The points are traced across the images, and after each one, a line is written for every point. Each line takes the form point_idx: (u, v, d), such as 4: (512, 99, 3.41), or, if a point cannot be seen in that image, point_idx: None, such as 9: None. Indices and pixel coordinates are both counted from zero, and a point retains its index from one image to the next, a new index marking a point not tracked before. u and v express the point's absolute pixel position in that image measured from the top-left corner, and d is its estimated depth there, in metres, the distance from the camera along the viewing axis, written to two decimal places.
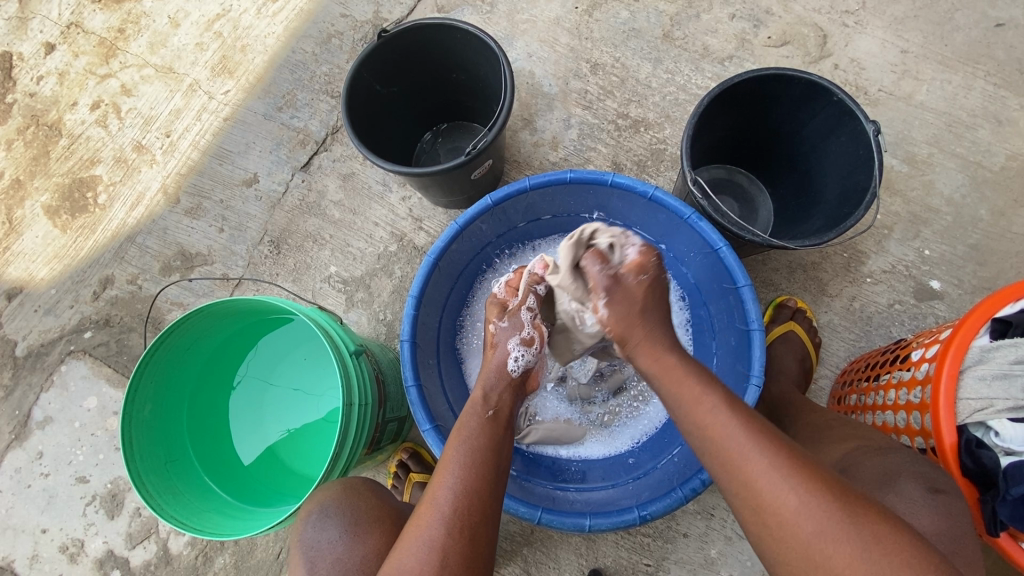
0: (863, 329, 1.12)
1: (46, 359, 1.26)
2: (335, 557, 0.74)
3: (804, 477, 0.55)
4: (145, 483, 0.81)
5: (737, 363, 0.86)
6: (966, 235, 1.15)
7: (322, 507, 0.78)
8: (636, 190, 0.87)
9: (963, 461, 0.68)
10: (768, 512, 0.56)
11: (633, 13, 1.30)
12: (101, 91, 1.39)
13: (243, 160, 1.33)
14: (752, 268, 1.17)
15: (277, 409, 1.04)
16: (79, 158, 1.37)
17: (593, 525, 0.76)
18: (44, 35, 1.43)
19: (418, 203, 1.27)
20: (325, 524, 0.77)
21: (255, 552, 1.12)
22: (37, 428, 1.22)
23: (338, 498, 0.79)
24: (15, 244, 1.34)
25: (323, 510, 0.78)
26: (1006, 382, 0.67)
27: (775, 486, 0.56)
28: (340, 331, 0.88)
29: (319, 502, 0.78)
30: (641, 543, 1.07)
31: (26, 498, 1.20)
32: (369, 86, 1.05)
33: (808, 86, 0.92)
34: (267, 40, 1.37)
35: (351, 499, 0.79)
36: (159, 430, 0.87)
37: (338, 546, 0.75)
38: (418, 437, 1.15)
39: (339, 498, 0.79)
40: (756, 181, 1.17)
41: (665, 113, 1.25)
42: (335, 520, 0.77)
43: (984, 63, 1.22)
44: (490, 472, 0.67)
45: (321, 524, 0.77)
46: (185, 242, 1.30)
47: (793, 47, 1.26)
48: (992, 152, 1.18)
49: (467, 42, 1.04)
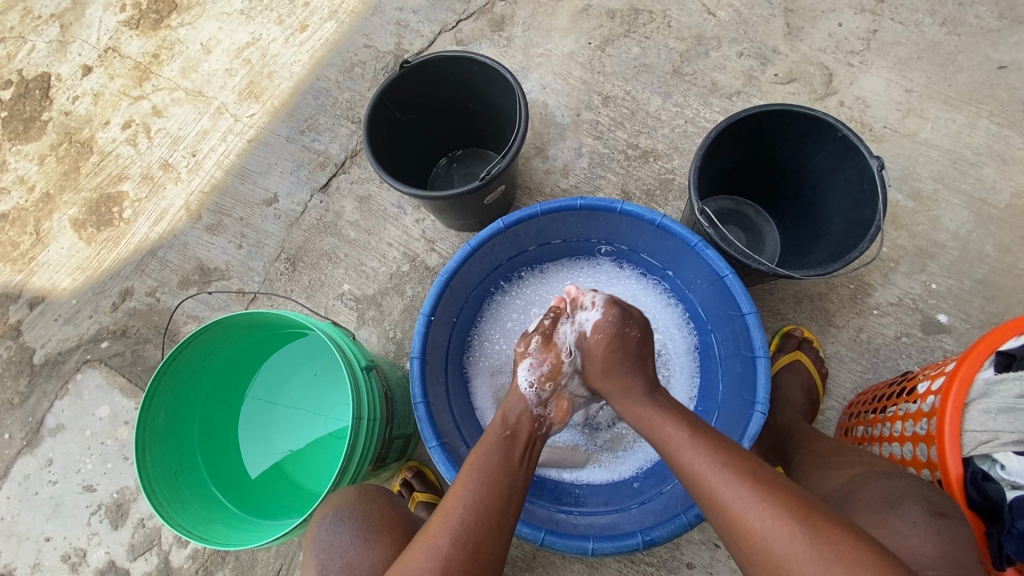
0: (870, 360, 1.12)
1: (63, 367, 1.28)
2: (344, 562, 0.75)
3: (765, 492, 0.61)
4: (155, 490, 0.81)
5: (740, 390, 0.86)
6: (973, 270, 1.16)
7: (337, 511, 0.78)
8: (644, 217, 0.89)
9: (969, 494, 0.67)
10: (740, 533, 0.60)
11: (644, 50, 1.35)
12: (133, 111, 1.46)
13: (265, 180, 1.37)
14: (758, 297, 1.18)
15: (285, 423, 1.06)
16: (108, 174, 1.42)
17: (596, 549, 0.76)
18: (82, 58, 1.51)
19: (431, 225, 1.30)
20: (338, 527, 0.77)
21: (255, 568, 1.11)
22: (49, 436, 1.24)
23: (353, 502, 0.79)
24: (41, 255, 1.39)
25: (337, 515, 0.78)
26: (1012, 416, 0.66)
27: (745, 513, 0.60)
28: (353, 347, 0.90)
29: (334, 505, 0.79)
30: (644, 573, 1.05)
31: (33, 506, 1.21)
32: (390, 113, 1.09)
33: (812, 122, 0.95)
34: (294, 67, 1.44)
35: (364, 504, 0.79)
36: (171, 439, 0.88)
37: (350, 551, 0.75)
38: (424, 456, 1.15)
39: (354, 502, 0.79)
40: (763, 212, 1.19)
41: (673, 144, 1.29)
42: (348, 524, 0.77)
43: (988, 103, 1.25)
44: (503, 488, 0.69)
45: (335, 528, 0.77)
46: (204, 257, 1.34)
47: (800, 84, 1.30)
48: (997, 190, 1.20)
49: (484, 74, 1.09)
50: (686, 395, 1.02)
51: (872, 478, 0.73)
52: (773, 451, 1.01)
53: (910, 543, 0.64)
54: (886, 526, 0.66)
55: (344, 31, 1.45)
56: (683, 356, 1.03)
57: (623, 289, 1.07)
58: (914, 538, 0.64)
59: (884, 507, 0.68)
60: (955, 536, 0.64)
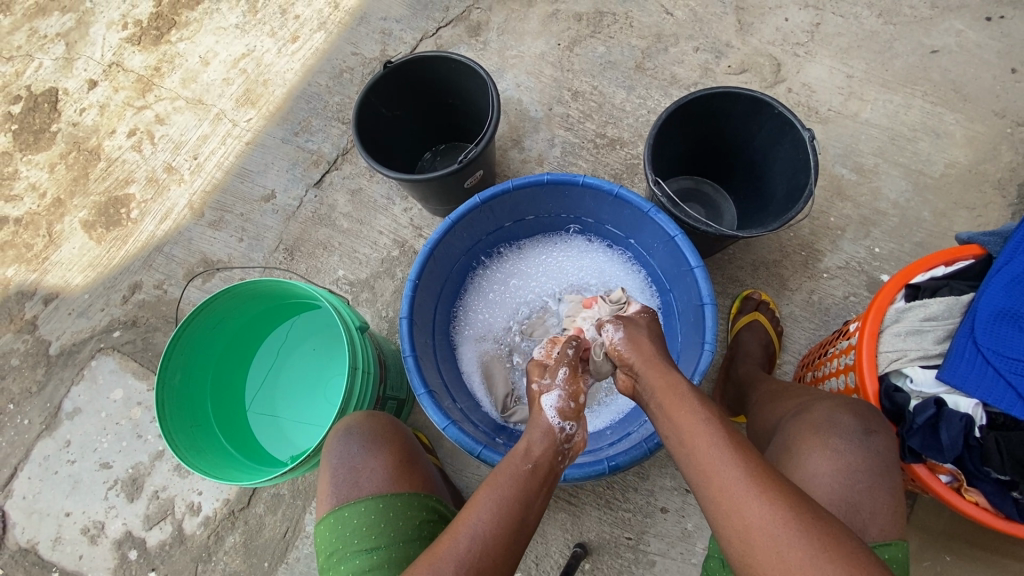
0: (822, 319, 1.23)
1: (77, 357, 1.37)
2: (350, 466, 0.86)
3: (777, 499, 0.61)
4: (174, 439, 0.90)
5: (694, 335, 0.97)
6: (912, 234, 1.27)
7: (347, 426, 0.88)
8: (604, 189, 1.00)
9: (883, 405, 0.79)
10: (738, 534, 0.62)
11: (609, 48, 1.48)
12: (138, 120, 1.57)
13: (262, 178, 1.48)
14: (719, 266, 1.29)
15: (289, 390, 1.15)
16: (115, 179, 1.53)
17: (567, 475, 0.86)
18: (88, 73, 1.62)
19: (418, 214, 1.41)
20: (348, 441, 0.87)
21: (263, 532, 1.20)
22: (66, 419, 1.33)
23: (361, 420, 0.89)
24: (54, 255, 1.48)
25: (347, 430, 0.88)
26: (918, 335, 0.78)
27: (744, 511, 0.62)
28: (349, 312, 1.00)
29: (345, 423, 0.89)
30: (623, 518, 1.14)
31: (52, 485, 1.29)
32: (376, 109, 1.20)
33: (752, 102, 1.07)
34: (287, 75, 1.55)
35: (370, 421, 0.90)
36: (186, 397, 0.97)
37: (356, 458, 0.86)
38: (418, 422, 1.24)
39: (362, 421, 0.89)
40: (720, 189, 1.31)
41: (638, 132, 1.41)
42: (357, 436, 0.87)
43: (921, 85, 1.38)
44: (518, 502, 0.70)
45: (345, 440, 0.87)
46: (208, 250, 1.44)
47: (751, 74, 1.42)
48: (932, 161, 1.32)
49: (461, 71, 1.20)
50: None
51: (814, 402, 0.83)
52: (735, 400, 1.11)
53: (845, 459, 0.72)
54: (826, 444, 0.74)
55: (333, 40, 1.57)
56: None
57: (591, 262, 1.19)
58: (849, 454, 0.73)
59: (824, 428, 0.76)
60: (877, 446, 0.73)
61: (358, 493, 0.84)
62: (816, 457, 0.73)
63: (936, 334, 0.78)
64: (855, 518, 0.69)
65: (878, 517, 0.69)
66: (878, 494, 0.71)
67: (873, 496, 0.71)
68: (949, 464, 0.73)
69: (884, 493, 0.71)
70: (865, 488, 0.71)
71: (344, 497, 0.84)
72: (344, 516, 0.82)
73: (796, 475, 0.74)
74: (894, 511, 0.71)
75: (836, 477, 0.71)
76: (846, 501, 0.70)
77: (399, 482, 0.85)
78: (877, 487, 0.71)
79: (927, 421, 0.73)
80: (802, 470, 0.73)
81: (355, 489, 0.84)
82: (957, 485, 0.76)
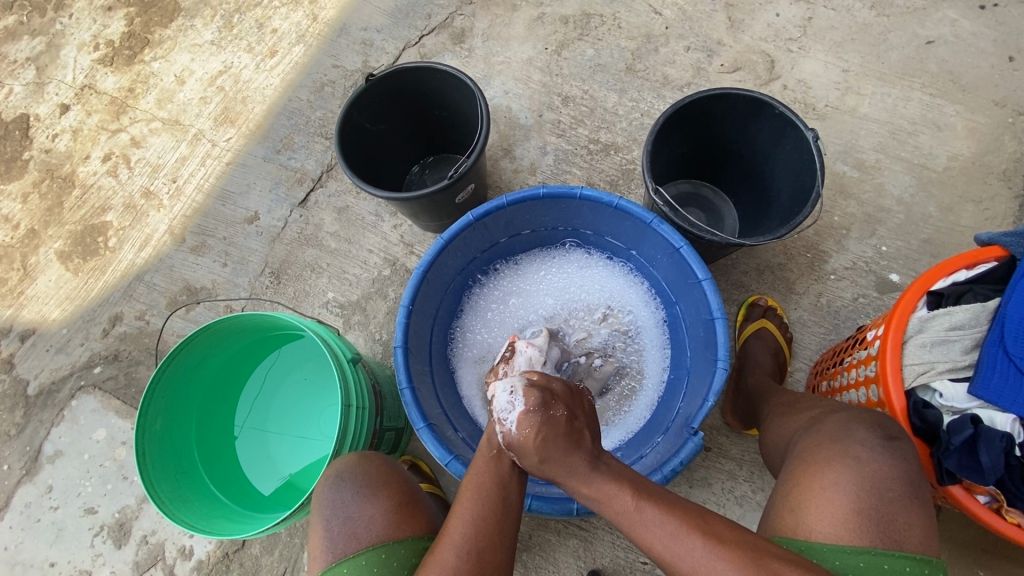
0: (831, 323, 1.19)
1: (57, 396, 1.31)
2: (345, 516, 0.79)
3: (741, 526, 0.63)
4: (157, 490, 0.86)
5: (705, 350, 0.93)
6: (918, 231, 1.23)
7: (337, 472, 0.82)
8: (603, 200, 0.95)
9: (913, 423, 0.76)
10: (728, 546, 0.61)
11: (598, 50, 1.43)
12: (112, 144, 1.51)
13: (245, 200, 1.42)
14: (722, 272, 1.25)
15: (280, 424, 1.10)
16: (91, 207, 1.46)
17: (580, 509, 0.82)
18: (59, 97, 1.55)
19: (409, 230, 1.36)
20: (340, 488, 0.81)
21: (260, 574, 1.14)
22: (48, 463, 1.27)
23: (353, 464, 0.83)
24: (29, 289, 1.42)
25: (339, 475, 0.82)
26: (945, 347, 0.76)
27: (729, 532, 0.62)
28: (338, 342, 0.95)
29: (336, 469, 0.83)
30: (637, 542, 1.09)
31: (36, 532, 1.23)
32: (360, 124, 1.15)
33: (751, 103, 1.03)
34: (266, 91, 1.50)
35: (363, 463, 0.84)
36: (170, 443, 0.93)
37: (351, 505, 0.79)
38: (417, 450, 1.19)
39: (353, 464, 0.84)
40: (720, 192, 1.26)
41: (632, 136, 1.37)
42: (349, 483, 0.81)
43: (919, 76, 1.34)
44: (501, 508, 0.71)
45: (337, 486, 0.81)
46: (191, 277, 1.38)
47: (745, 72, 1.38)
48: (935, 155, 1.28)
49: (446, 81, 1.16)
50: (659, 365, 1.08)
51: (828, 413, 0.79)
52: (746, 414, 1.07)
53: (869, 468, 0.67)
54: (847, 454, 0.69)
55: (312, 53, 1.51)
56: (651, 332, 1.10)
57: (593, 276, 1.14)
58: (873, 463, 0.67)
59: (838, 435, 0.72)
60: (902, 454, 0.69)
61: (357, 545, 0.76)
62: (838, 467, 0.68)
63: (964, 344, 0.76)
64: (889, 529, 0.64)
65: (913, 531, 0.64)
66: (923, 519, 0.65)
67: (905, 506, 0.65)
68: (988, 485, 0.70)
69: (915, 503, 0.66)
70: (896, 498, 0.65)
71: (341, 550, 0.76)
72: (343, 573, 0.73)
73: (816, 487, 0.68)
74: (930, 525, 0.65)
75: (863, 487, 0.66)
76: (878, 512, 0.64)
77: (399, 527, 0.78)
78: (908, 496, 0.66)
79: (964, 442, 0.71)
80: (823, 480, 0.68)
81: (353, 541, 0.77)
82: (997, 505, 0.73)
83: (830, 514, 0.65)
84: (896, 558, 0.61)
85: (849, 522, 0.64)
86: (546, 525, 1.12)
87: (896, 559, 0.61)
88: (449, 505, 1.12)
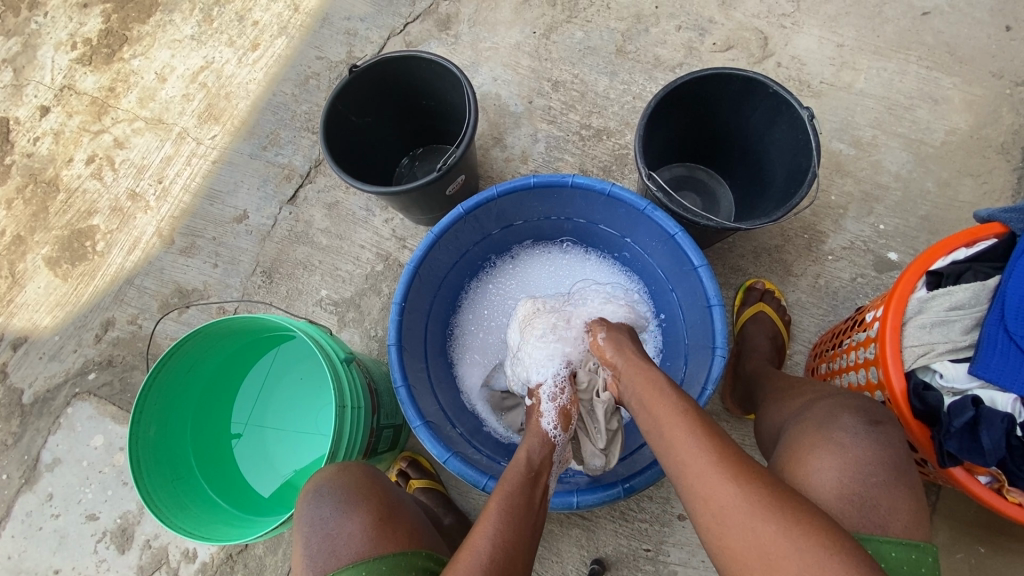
0: (830, 304, 1.18)
1: (52, 404, 1.30)
2: (325, 533, 0.77)
3: (760, 507, 0.58)
4: (154, 498, 0.85)
5: (701, 337, 0.92)
6: (916, 208, 1.22)
7: (316, 488, 0.82)
8: (595, 188, 0.93)
9: (913, 405, 0.75)
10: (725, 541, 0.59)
11: (587, 33, 1.40)
12: (96, 146, 1.47)
13: (233, 199, 1.40)
14: (719, 256, 1.23)
15: (276, 425, 1.10)
16: (77, 211, 1.44)
17: (580, 502, 0.82)
18: (39, 99, 1.52)
19: (400, 224, 1.34)
20: (320, 503, 0.80)
21: (264, 574, 1.15)
22: (46, 471, 1.26)
23: (332, 478, 0.83)
24: (19, 296, 1.39)
25: (318, 490, 0.82)
26: (944, 327, 0.75)
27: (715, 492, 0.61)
28: (330, 341, 0.94)
29: (314, 483, 0.82)
30: (639, 529, 1.10)
31: (39, 541, 1.24)
32: (345, 117, 1.13)
33: (744, 82, 1.00)
34: (250, 86, 1.46)
35: (342, 476, 0.83)
36: (165, 449, 0.92)
37: (330, 522, 0.78)
38: (416, 446, 1.20)
39: (332, 478, 0.83)
40: (715, 175, 1.24)
41: (624, 120, 1.34)
42: (328, 498, 0.80)
43: (915, 49, 1.31)
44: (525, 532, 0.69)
45: (317, 501, 0.80)
46: (181, 279, 1.36)
47: (738, 50, 1.35)
48: (932, 129, 1.26)
49: (432, 70, 1.13)
50: (650, 351, 1.09)
51: (817, 399, 0.78)
52: (745, 398, 1.06)
53: (851, 453, 0.66)
54: (829, 440, 0.68)
55: (295, 45, 1.48)
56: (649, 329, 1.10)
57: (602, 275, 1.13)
58: (856, 448, 0.67)
59: (825, 420, 0.72)
60: (888, 439, 0.68)
61: (337, 562, 0.75)
62: (821, 453, 0.68)
63: (964, 323, 0.75)
64: (872, 515, 0.63)
65: (899, 513, 0.63)
66: (919, 507, 0.65)
67: (890, 490, 0.65)
68: (989, 467, 0.70)
69: (915, 492, 0.65)
70: (880, 483, 0.65)
71: (322, 569, 0.75)
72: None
73: (800, 475, 0.67)
74: (925, 508, 0.65)
75: (846, 472, 0.65)
76: (862, 499, 0.64)
77: (380, 543, 0.76)
78: (892, 480, 0.65)
79: (965, 425, 0.70)
80: (806, 467, 0.67)
81: (333, 559, 0.75)
82: (998, 486, 0.73)
83: (813, 501, 0.65)
84: (880, 543, 0.60)
85: (831, 509, 0.64)
86: (548, 516, 1.12)
87: (879, 543, 0.60)
88: (449, 499, 1.12)
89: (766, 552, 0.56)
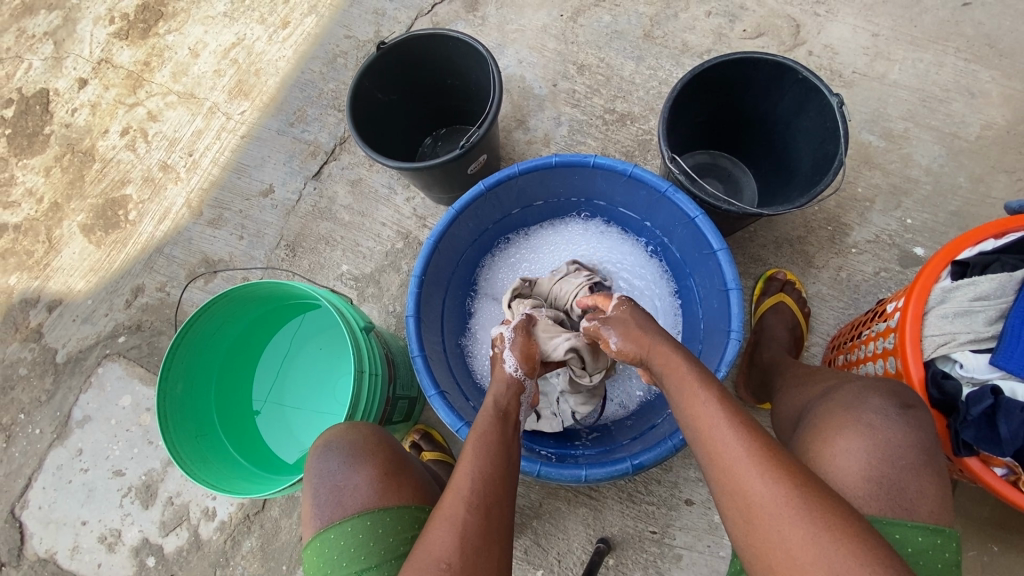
0: (851, 297, 1.17)
1: (84, 363, 1.36)
2: (332, 484, 0.80)
3: (767, 462, 0.60)
4: (179, 451, 0.89)
5: (718, 322, 0.92)
6: (946, 203, 1.19)
7: (326, 442, 0.83)
8: (617, 168, 0.93)
9: (931, 394, 0.75)
10: (755, 535, 0.58)
11: (615, 17, 1.39)
12: (130, 118, 1.52)
13: (260, 173, 1.43)
14: (739, 245, 1.23)
15: (296, 390, 1.13)
16: (111, 180, 1.48)
17: (589, 475, 0.82)
18: (78, 72, 1.56)
19: (421, 203, 1.36)
20: (328, 457, 0.82)
21: (279, 535, 1.19)
22: (76, 427, 1.32)
23: (341, 433, 0.84)
24: (55, 261, 1.45)
25: (326, 445, 0.83)
26: (968, 318, 0.74)
27: (746, 474, 0.60)
28: (351, 310, 0.96)
29: (324, 438, 0.84)
30: (646, 512, 1.10)
31: (69, 493, 1.29)
32: (371, 93, 1.14)
33: (775, 68, 0.99)
34: (279, 63, 1.49)
35: (351, 432, 0.84)
36: (189, 406, 0.96)
37: (337, 475, 0.80)
38: (430, 420, 1.22)
39: (340, 433, 0.84)
40: (739, 163, 1.24)
41: (649, 105, 1.33)
42: (336, 453, 0.82)
43: (954, 40, 1.27)
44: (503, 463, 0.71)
45: (325, 456, 0.82)
46: (208, 250, 1.40)
47: (768, 37, 1.33)
48: (967, 123, 1.23)
49: (460, 49, 1.13)
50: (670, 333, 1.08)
51: (843, 381, 0.78)
52: (759, 387, 1.06)
53: (883, 435, 0.66)
54: (860, 421, 0.68)
55: (324, 23, 1.50)
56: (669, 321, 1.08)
57: (645, 271, 1.11)
58: (887, 430, 0.66)
59: (853, 402, 0.71)
60: (906, 420, 0.67)
61: (343, 513, 0.78)
62: (850, 435, 0.67)
63: (988, 314, 0.73)
64: (900, 498, 0.63)
65: (926, 499, 0.63)
66: (931, 489, 0.64)
67: (906, 470, 0.64)
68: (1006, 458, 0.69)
69: (929, 473, 0.65)
70: (909, 466, 0.65)
71: (330, 518, 0.78)
72: (331, 539, 0.76)
73: (828, 455, 0.67)
74: (938, 492, 0.64)
75: (865, 454, 0.65)
76: (889, 479, 0.64)
77: (386, 497, 0.79)
78: (922, 465, 0.65)
79: (982, 414, 0.70)
80: (834, 448, 0.67)
81: (339, 509, 0.78)
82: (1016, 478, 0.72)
83: (838, 482, 0.65)
84: (908, 527, 0.61)
85: (858, 490, 0.64)
86: (556, 493, 1.14)
87: (909, 528, 0.61)
88: None
89: (775, 510, 0.57)
